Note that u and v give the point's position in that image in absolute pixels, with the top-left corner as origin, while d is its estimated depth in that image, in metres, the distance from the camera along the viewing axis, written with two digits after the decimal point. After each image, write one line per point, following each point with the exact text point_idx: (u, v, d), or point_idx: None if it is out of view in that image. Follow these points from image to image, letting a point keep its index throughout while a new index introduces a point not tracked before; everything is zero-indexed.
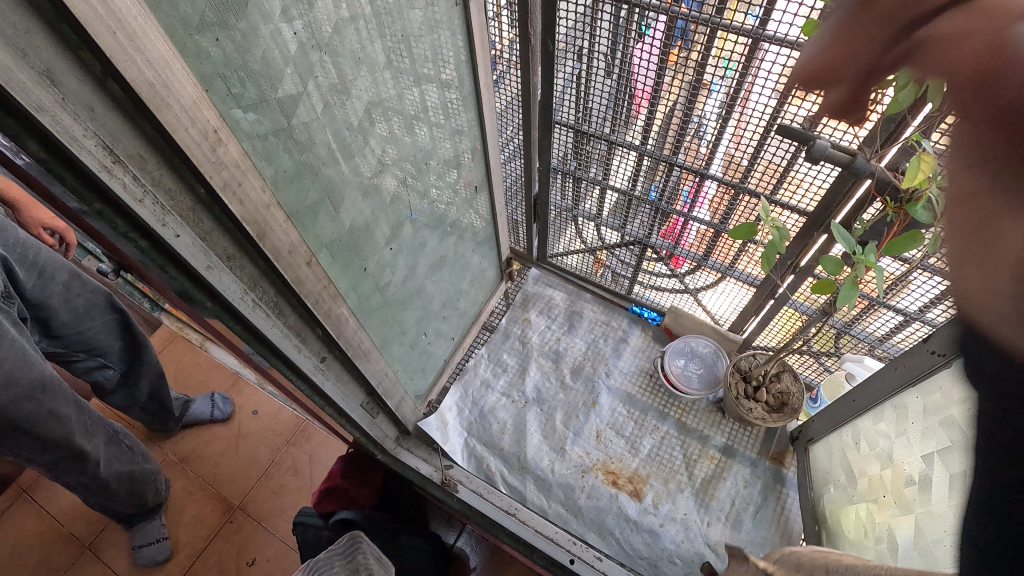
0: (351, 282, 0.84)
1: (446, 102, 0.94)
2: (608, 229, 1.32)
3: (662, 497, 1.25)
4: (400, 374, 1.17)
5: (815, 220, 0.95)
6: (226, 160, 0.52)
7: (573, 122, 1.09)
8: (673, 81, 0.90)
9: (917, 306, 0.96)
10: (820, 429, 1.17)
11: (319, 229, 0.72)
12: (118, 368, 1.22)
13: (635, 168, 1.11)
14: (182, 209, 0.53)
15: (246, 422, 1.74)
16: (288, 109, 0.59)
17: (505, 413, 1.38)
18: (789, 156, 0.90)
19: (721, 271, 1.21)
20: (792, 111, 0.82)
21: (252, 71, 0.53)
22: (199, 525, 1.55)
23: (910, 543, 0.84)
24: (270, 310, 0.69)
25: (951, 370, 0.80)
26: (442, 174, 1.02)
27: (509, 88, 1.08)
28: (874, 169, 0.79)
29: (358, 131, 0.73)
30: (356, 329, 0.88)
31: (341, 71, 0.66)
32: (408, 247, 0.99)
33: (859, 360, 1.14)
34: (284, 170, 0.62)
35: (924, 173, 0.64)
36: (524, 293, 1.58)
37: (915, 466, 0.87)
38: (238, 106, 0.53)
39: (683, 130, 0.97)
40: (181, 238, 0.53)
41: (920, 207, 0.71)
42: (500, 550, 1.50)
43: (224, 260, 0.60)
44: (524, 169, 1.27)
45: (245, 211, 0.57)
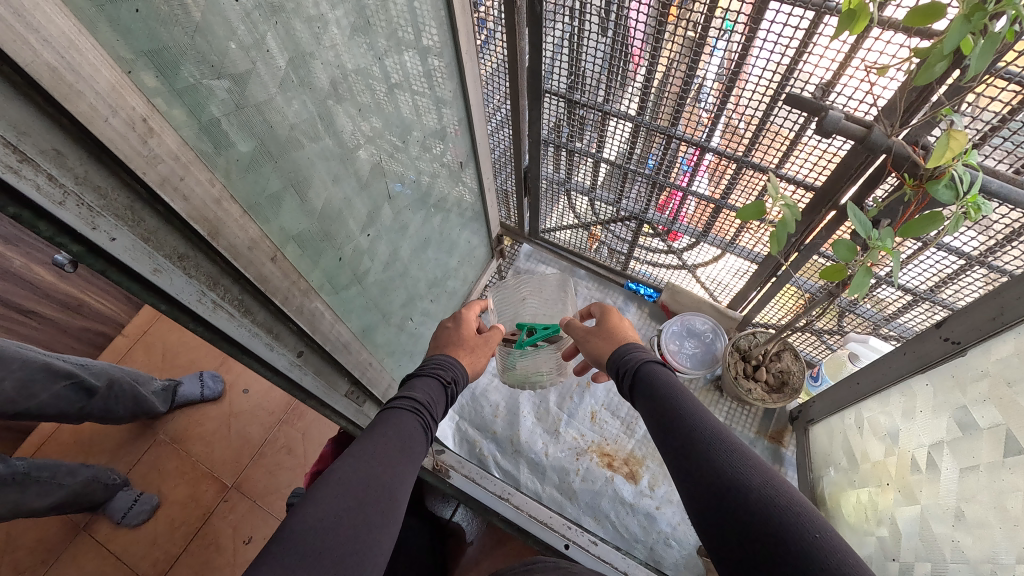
0: (325, 273, 0.78)
1: (428, 70, 0.85)
2: (602, 204, 1.25)
3: (658, 479, 1.23)
4: (387, 361, 1.12)
5: (824, 196, 0.89)
6: (162, 152, 0.46)
7: (564, 91, 1.01)
8: (673, 46, 0.82)
9: (927, 286, 0.92)
10: (821, 410, 1.13)
11: (284, 219, 0.65)
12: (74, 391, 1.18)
13: (631, 140, 1.04)
14: (118, 208, 0.46)
15: (237, 401, 1.70)
16: (239, 90, 0.52)
17: (498, 395, 1.34)
18: (798, 127, 0.83)
19: (722, 247, 1.16)
20: (804, 78, 0.76)
21: (189, 47, 0.46)
22: (192, 507, 1.52)
23: (913, 531, 0.81)
24: (238, 310, 0.63)
25: (966, 357, 0.76)
26: (425, 150, 0.95)
27: (496, 53, 0.99)
28: (891, 144, 0.72)
29: (326, 110, 0.66)
30: (333, 322, 0.83)
31: (304, 43, 0.58)
32: (389, 230, 0.93)
33: (864, 340, 1.09)
34: (238, 159, 0.55)
35: (952, 153, 0.58)
36: (516, 270, 1.53)
37: (923, 453, 0.83)
38: (172, 89, 0.46)
39: (683, 97, 0.89)
40: (118, 240, 0.46)
41: (942, 187, 0.66)
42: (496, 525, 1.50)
43: (176, 260, 0.53)
44: (513, 140, 1.19)
45: (191, 208, 0.50)
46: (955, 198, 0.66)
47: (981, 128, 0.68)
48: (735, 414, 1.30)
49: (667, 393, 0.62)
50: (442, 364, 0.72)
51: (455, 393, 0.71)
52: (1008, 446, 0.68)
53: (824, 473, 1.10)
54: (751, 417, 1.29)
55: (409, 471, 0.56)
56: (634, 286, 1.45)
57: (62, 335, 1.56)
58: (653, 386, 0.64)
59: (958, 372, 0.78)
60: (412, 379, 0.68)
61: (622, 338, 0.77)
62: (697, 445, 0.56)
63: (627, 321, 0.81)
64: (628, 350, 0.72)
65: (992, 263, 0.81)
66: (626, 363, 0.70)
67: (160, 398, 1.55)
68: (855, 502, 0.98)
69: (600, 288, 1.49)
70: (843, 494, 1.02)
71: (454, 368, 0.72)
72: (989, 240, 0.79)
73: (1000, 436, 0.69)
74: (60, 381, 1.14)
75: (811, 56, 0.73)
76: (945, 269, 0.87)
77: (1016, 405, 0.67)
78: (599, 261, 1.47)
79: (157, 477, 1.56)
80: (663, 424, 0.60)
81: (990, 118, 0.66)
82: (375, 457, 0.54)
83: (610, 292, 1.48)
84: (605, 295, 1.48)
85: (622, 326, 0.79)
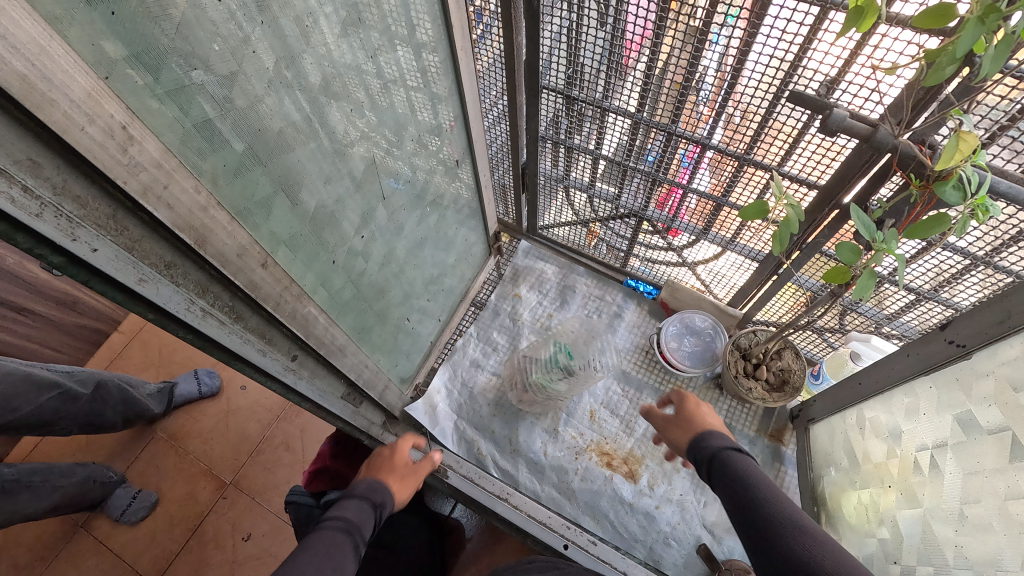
0: (319, 277, 0.76)
1: (423, 66, 0.83)
2: (601, 201, 1.23)
3: (657, 478, 1.22)
4: (383, 362, 1.10)
5: (827, 196, 0.87)
6: (143, 160, 0.44)
7: (562, 87, 0.99)
8: (675, 42, 0.80)
9: (931, 286, 0.90)
10: (822, 410, 1.12)
11: (274, 224, 0.63)
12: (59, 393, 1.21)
13: (632, 137, 1.02)
14: (99, 217, 0.45)
15: (234, 398, 1.68)
16: (224, 92, 0.50)
17: (496, 394, 1.33)
18: (802, 124, 0.81)
19: (722, 244, 1.14)
20: (808, 74, 0.74)
21: (169, 50, 0.44)
22: (190, 504, 1.51)
23: (915, 533, 0.81)
24: (228, 316, 0.62)
25: (971, 361, 0.75)
26: (420, 149, 0.93)
27: (492, 48, 0.97)
28: (897, 143, 0.71)
29: (317, 111, 0.63)
30: (327, 326, 0.81)
31: (291, 43, 0.56)
32: (383, 230, 0.91)
33: (866, 340, 1.10)
34: (224, 164, 0.53)
35: (962, 154, 0.56)
36: (514, 267, 1.51)
37: (925, 455, 0.82)
38: (153, 93, 0.44)
39: (683, 92, 0.87)
40: (100, 251, 0.45)
41: (950, 188, 0.65)
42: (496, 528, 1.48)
43: (163, 268, 0.52)
44: (510, 135, 1.17)
45: (176, 217, 0.49)
46: (963, 199, 0.65)
47: (988, 127, 0.66)
48: (735, 412, 1.29)
49: (744, 480, 0.65)
50: (372, 489, 0.80)
51: (382, 514, 0.79)
52: (1013, 450, 0.67)
53: (825, 473, 1.09)
54: (751, 415, 1.28)
55: (346, 566, 0.64)
56: (634, 283, 1.44)
57: (57, 332, 1.54)
58: (731, 471, 0.67)
59: (963, 375, 0.77)
60: (343, 502, 0.75)
61: (700, 422, 0.80)
62: (775, 533, 0.58)
63: (702, 407, 0.83)
64: (704, 437, 0.75)
65: (998, 263, 0.80)
66: (704, 450, 0.74)
67: (155, 401, 1.52)
68: (856, 502, 0.97)
69: (600, 285, 1.47)
70: (844, 494, 1.01)
71: (381, 491, 0.81)
72: (996, 240, 0.78)
73: (1005, 440, 0.68)
74: (45, 391, 1.16)
75: (816, 53, 0.71)
76: (949, 269, 0.86)
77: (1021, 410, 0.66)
78: (598, 258, 1.46)
79: (155, 474, 1.55)
80: (742, 513, 0.62)
81: (998, 117, 0.65)
82: (316, 557, 0.62)
83: (609, 289, 1.46)
84: (604, 292, 1.46)
85: (702, 415, 0.82)
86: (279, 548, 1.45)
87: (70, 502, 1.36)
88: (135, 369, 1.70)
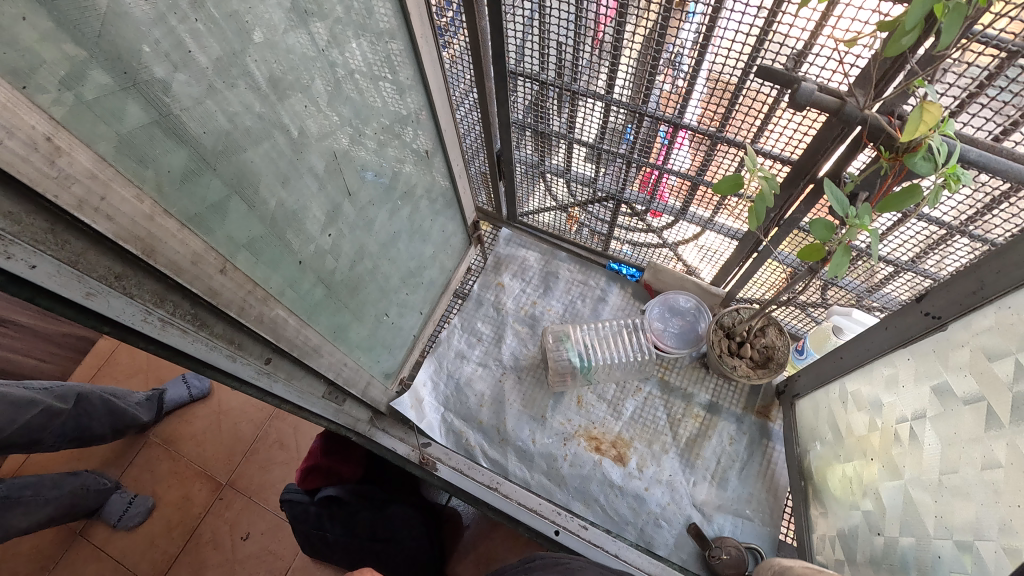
0: (285, 278, 0.75)
1: (384, 55, 0.81)
2: (578, 185, 1.22)
3: (647, 460, 1.23)
4: (364, 358, 1.09)
5: (802, 169, 0.86)
6: (75, 171, 0.43)
7: (530, 72, 0.97)
8: (644, 19, 0.78)
9: (908, 257, 0.90)
10: (807, 385, 1.13)
11: (230, 228, 0.62)
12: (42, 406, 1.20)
13: (605, 121, 1.00)
14: (36, 232, 0.43)
15: (225, 398, 1.65)
16: (161, 97, 0.48)
17: (483, 384, 1.33)
18: (771, 100, 0.80)
19: (701, 224, 1.13)
20: (775, 48, 0.73)
21: (94, 57, 0.42)
22: (186, 507, 1.50)
23: (898, 502, 0.81)
24: (191, 324, 0.61)
25: (947, 332, 0.76)
26: (386, 141, 0.90)
27: (456, 33, 0.94)
28: (865, 116, 0.70)
29: (269, 109, 0.61)
30: (299, 328, 0.80)
31: (232, 40, 0.53)
32: (352, 227, 0.89)
33: (847, 313, 1.07)
34: (169, 170, 0.52)
35: (926, 126, 0.55)
36: (496, 256, 1.50)
37: (905, 426, 0.82)
38: (82, 101, 0.42)
39: (653, 71, 0.85)
40: (38, 267, 0.44)
41: (919, 159, 0.64)
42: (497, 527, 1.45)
43: (113, 280, 0.50)
44: (482, 121, 1.15)
45: (118, 228, 0.47)
46: (933, 169, 0.64)
47: (958, 95, 0.65)
48: (721, 390, 1.29)
49: None
50: None
51: None
52: (989, 421, 0.67)
53: (810, 447, 1.10)
54: (738, 392, 1.28)
55: None
56: (616, 266, 1.43)
57: (41, 342, 1.52)
58: None
59: (938, 347, 0.77)
60: None
61: None
62: None
63: None
64: None
65: (973, 232, 0.79)
66: None
67: (144, 409, 1.52)
68: (841, 475, 0.98)
69: (583, 270, 1.46)
70: (830, 468, 1.01)
71: None
72: (969, 209, 0.77)
73: (981, 411, 0.68)
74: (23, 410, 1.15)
75: (781, 27, 0.70)
76: (925, 239, 0.85)
77: (997, 380, 0.66)
78: (580, 243, 1.45)
79: (148, 479, 1.54)
80: None
81: (966, 84, 0.64)
82: None
83: (593, 273, 1.45)
84: (588, 277, 1.45)
85: None
86: (278, 545, 1.45)
87: (62, 513, 1.36)
88: (124, 376, 1.66)
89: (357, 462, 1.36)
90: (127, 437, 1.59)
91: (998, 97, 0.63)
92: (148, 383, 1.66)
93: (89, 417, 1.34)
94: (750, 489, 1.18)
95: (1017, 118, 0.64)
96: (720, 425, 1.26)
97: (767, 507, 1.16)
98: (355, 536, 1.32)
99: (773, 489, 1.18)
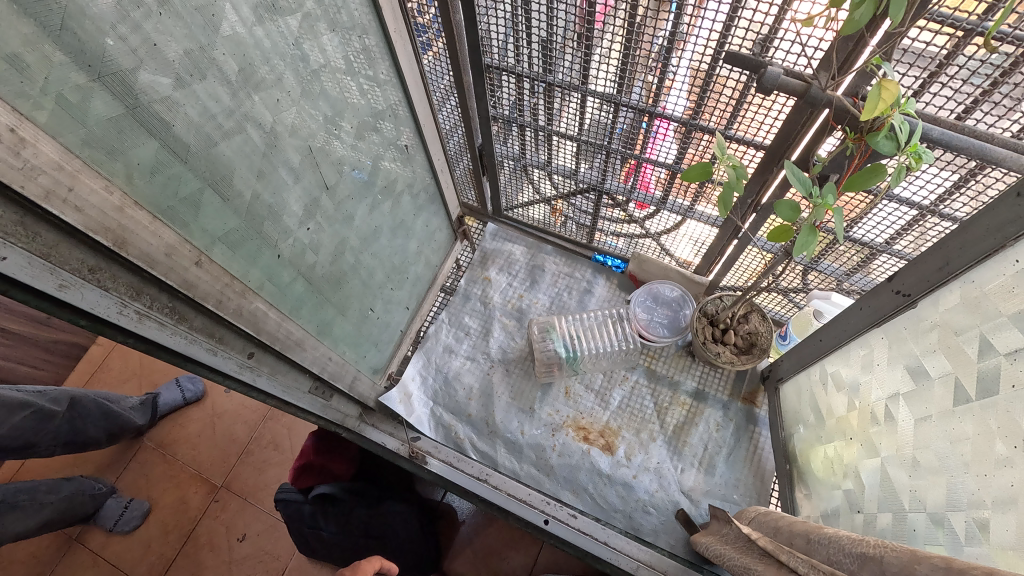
0: (263, 272, 0.76)
1: (358, 50, 0.82)
2: (560, 177, 1.22)
3: (635, 448, 1.24)
4: (349, 353, 1.10)
5: (774, 154, 0.88)
6: (41, 162, 0.44)
7: (506, 65, 0.98)
8: (622, 9, 0.78)
9: (882, 239, 0.91)
10: (789, 369, 1.14)
11: (205, 221, 0.63)
12: (32, 409, 1.21)
13: (584, 112, 1.01)
14: (6, 225, 0.44)
15: (219, 401, 1.65)
16: (127, 90, 0.49)
17: (471, 377, 1.34)
18: (741, 87, 0.81)
19: (682, 213, 1.15)
20: (740, 35, 0.74)
21: (57, 52, 0.44)
22: (182, 510, 1.51)
23: (876, 481, 0.82)
24: (170, 318, 0.61)
25: (916, 310, 0.78)
26: (363, 136, 0.91)
27: (431, 28, 0.95)
28: (831, 98, 0.72)
29: (240, 103, 0.62)
30: (280, 321, 0.81)
31: (200, 33, 0.54)
32: (331, 222, 0.90)
33: (827, 297, 1.09)
34: (140, 163, 0.53)
35: (885, 103, 0.57)
36: (483, 251, 1.51)
37: (881, 405, 0.84)
38: (44, 92, 0.44)
39: (626, 62, 0.86)
40: (9, 259, 0.44)
41: (882, 138, 0.65)
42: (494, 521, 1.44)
43: (87, 273, 0.51)
44: (462, 116, 1.15)
45: (88, 219, 0.48)
46: (897, 148, 0.65)
47: (919, 75, 0.68)
48: (707, 377, 1.31)
49: None
50: None
51: None
52: (958, 395, 0.68)
53: (794, 431, 1.11)
54: (724, 379, 1.30)
55: None
56: (602, 258, 1.44)
57: (32, 349, 1.51)
58: None
59: (909, 325, 0.79)
60: None
61: None
62: None
63: None
64: None
65: (943, 211, 0.80)
66: None
67: (138, 414, 1.50)
68: (823, 457, 0.98)
69: (569, 262, 1.47)
70: (812, 450, 1.02)
71: None
72: (939, 188, 0.78)
73: (950, 386, 0.70)
74: (14, 411, 1.16)
75: (745, 12, 0.71)
76: (897, 220, 0.86)
77: (963, 353, 0.68)
78: (565, 236, 1.46)
79: (143, 483, 1.54)
80: None
81: (926, 64, 0.66)
82: None
83: (579, 265, 1.47)
84: (574, 269, 1.46)
85: None
86: (273, 546, 1.45)
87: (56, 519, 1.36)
88: (116, 382, 1.66)
89: (351, 460, 1.35)
90: (121, 442, 1.59)
91: (957, 75, 0.65)
92: (141, 388, 1.66)
93: (83, 421, 1.33)
94: (737, 474, 1.19)
95: (977, 96, 0.67)
96: (706, 412, 1.27)
97: (754, 491, 1.17)
98: (350, 534, 1.30)
99: (760, 473, 1.19)
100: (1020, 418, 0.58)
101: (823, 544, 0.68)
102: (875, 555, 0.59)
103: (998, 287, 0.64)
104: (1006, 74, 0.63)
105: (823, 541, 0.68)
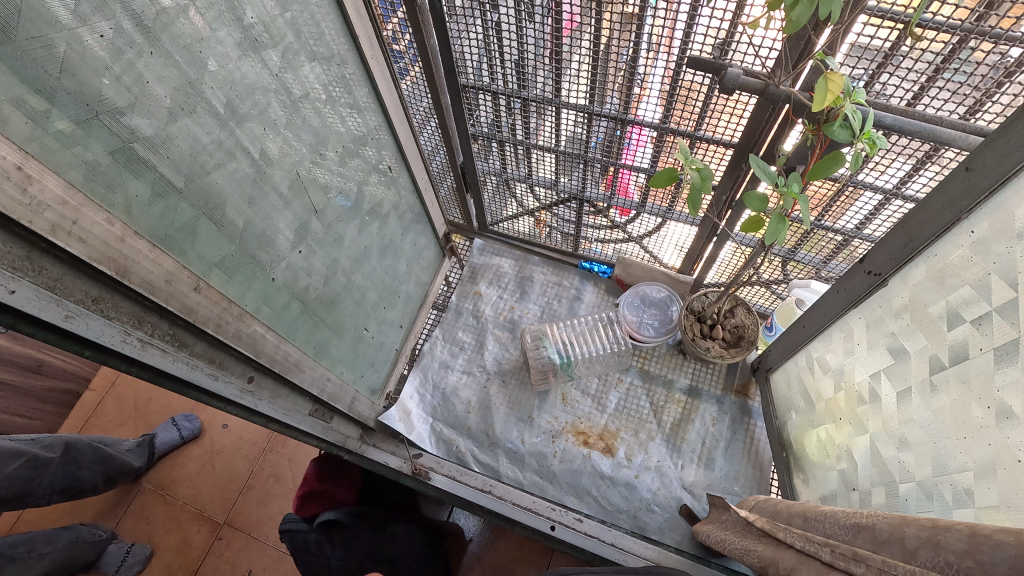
0: (259, 297, 0.78)
1: (338, 77, 0.85)
2: (542, 188, 1.26)
3: (634, 449, 1.25)
4: (346, 374, 1.11)
5: (743, 150, 0.93)
6: (46, 198, 0.47)
7: (481, 84, 1.02)
8: (588, 24, 0.82)
9: (854, 224, 0.95)
10: (778, 358, 1.17)
11: (202, 248, 0.66)
12: (27, 456, 1.20)
13: (560, 125, 1.04)
14: (14, 260, 0.46)
15: (216, 437, 1.64)
16: (121, 129, 0.52)
17: (469, 391, 1.36)
18: (706, 88, 0.86)
19: (662, 215, 1.19)
20: (700, 42, 0.79)
21: (54, 93, 0.46)
22: (185, 552, 1.49)
23: (867, 460, 0.83)
24: (171, 344, 0.63)
25: (887, 288, 0.83)
26: (348, 160, 0.94)
27: (407, 52, 0.99)
28: (788, 94, 0.78)
29: (228, 134, 0.65)
30: (277, 344, 0.82)
31: (187, 69, 0.57)
32: (322, 245, 0.92)
33: (807, 285, 1.14)
34: (137, 195, 0.56)
35: (832, 95, 0.61)
36: (471, 266, 1.54)
37: (865, 384, 0.86)
38: (45, 132, 0.47)
39: (596, 73, 0.90)
40: (18, 293, 0.47)
41: (837, 127, 0.69)
42: (503, 538, 1.44)
43: (91, 303, 0.53)
44: (443, 136, 1.19)
45: (92, 250, 0.51)
46: (852, 137, 0.70)
47: (867, 68, 0.73)
48: (700, 373, 1.34)
49: None
50: None
51: None
52: (934, 367, 0.71)
53: (787, 418, 1.13)
54: (716, 374, 1.33)
55: None
56: (588, 265, 1.48)
57: (24, 399, 1.48)
58: None
59: (882, 303, 0.83)
60: None
61: None
62: None
63: None
64: None
65: (906, 193, 0.85)
66: None
67: (137, 456, 1.49)
68: (817, 440, 1.00)
69: (556, 272, 1.51)
70: (806, 435, 1.04)
71: None
72: (899, 172, 0.83)
73: (926, 359, 0.73)
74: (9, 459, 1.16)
75: (704, 19, 0.75)
76: (866, 205, 0.90)
77: (934, 326, 0.71)
78: (551, 246, 1.50)
79: (144, 526, 1.52)
80: None
81: (873, 57, 0.72)
82: None
83: (566, 274, 1.50)
84: (562, 277, 1.50)
85: None
86: None
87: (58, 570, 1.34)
88: (112, 426, 1.64)
89: (353, 485, 1.35)
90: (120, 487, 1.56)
91: (904, 65, 0.71)
92: (138, 429, 1.64)
93: (81, 468, 1.32)
94: (736, 466, 1.21)
95: (922, 83, 0.72)
96: (701, 408, 1.29)
97: (753, 482, 1.19)
98: (358, 561, 1.26)
99: (758, 463, 1.21)
100: (990, 380, 0.62)
101: (820, 523, 0.69)
102: (868, 524, 0.61)
103: (958, 258, 0.68)
104: (945, 61, 0.68)
105: (820, 517, 0.70)
